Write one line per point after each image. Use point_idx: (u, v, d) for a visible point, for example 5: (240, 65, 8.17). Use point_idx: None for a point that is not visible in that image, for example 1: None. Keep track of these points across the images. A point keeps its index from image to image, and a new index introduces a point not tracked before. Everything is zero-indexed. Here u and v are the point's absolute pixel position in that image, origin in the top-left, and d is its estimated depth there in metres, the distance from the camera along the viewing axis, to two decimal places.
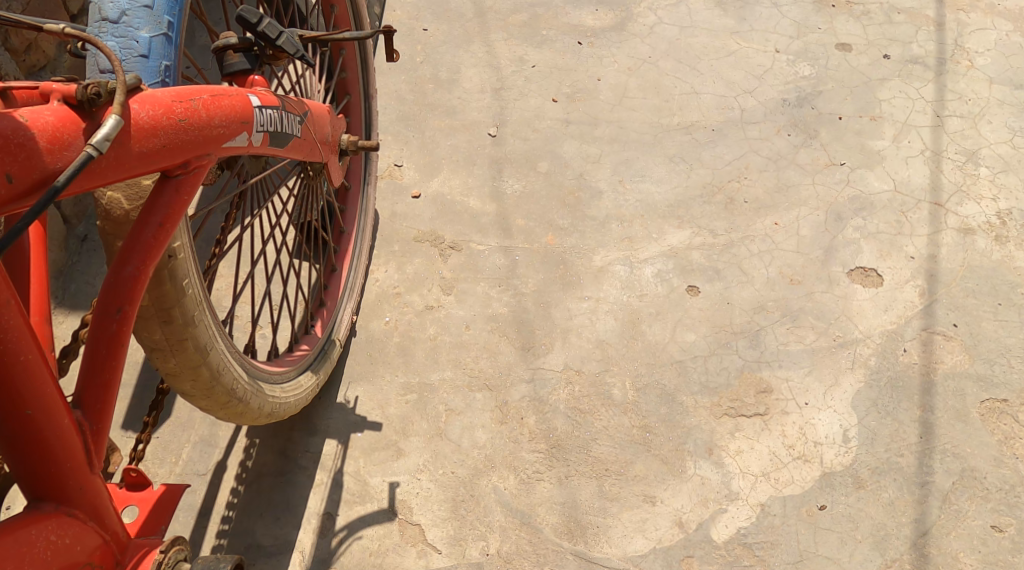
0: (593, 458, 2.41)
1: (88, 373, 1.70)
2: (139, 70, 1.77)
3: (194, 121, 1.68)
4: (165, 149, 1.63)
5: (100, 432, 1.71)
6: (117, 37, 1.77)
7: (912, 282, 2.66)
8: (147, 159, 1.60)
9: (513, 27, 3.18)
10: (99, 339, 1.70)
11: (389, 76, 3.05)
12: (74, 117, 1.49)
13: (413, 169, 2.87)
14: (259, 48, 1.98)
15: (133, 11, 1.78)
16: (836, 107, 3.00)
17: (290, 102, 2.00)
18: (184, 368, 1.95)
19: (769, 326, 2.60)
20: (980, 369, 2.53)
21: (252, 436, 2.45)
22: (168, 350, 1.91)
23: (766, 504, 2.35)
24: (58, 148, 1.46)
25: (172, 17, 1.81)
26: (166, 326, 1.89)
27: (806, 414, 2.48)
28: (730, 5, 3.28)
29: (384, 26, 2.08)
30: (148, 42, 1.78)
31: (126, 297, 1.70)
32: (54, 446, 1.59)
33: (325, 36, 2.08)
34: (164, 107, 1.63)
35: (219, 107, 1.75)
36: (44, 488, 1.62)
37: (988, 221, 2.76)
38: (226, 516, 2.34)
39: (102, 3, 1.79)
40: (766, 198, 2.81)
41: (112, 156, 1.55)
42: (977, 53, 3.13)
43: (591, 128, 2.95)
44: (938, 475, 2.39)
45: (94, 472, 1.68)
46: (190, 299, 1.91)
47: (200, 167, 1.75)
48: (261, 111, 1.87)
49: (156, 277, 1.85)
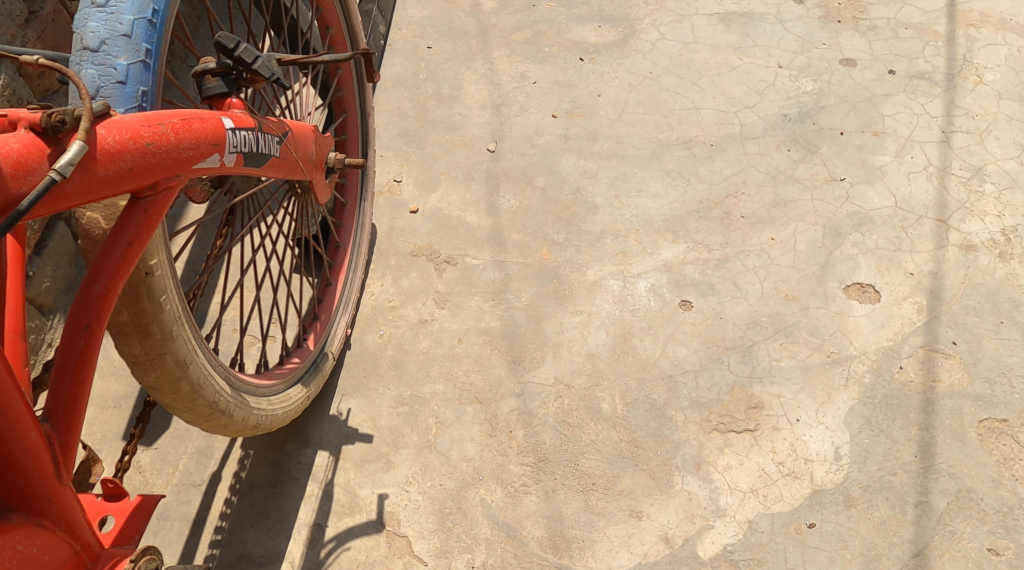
0: (580, 472, 2.40)
1: (57, 384, 1.70)
2: (116, 97, 1.77)
3: (162, 145, 1.70)
4: (132, 173, 1.65)
5: (69, 445, 1.70)
6: (96, 65, 1.77)
7: (910, 298, 2.62)
8: (113, 182, 1.63)
9: (517, 44, 3.21)
10: (68, 355, 1.70)
11: (392, 93, 3.08)
12: (40, 144, 1.52)
13: (412, 184, 2.89)
14: (237, 73, 1.98)
15: (113, 39, 1.78)
16: (839, 122, 2.97)
17: (267, 123, 2.00)
18: (165, 382, 1.95)
19: (761, 342, 2.57)
20: (980, 388, 2.47)
21: (246, 447, 2.47)
22: (147, 363, 1.91)
23: (754, 521, 2.32)
24: (23, 173, 1.49)
25: (150, 45, 1.81)
26: (145, 341, 1.89)
27: (797, 430, 2.44)
28: (733, 20, 3.27)
29: (361, 50, 2.13)
30: (125, 69, 1.78)
31: (94, 314, 1.71)
32: (21, 458, 1.60)
33: (303, 58, 2.10)
34: (132, 131, 1.65)
35: (190, 129, 1.76)
36: (15, 500, 1.62)
37: (992, 237, 2.71)
38: (219, 527, 2.35)
39: (83, 31, 1.78)
40: (763, 213, 2.79)
41: (78, 180, 1.57)
42: (986, 68, 3.09)
43: (590, 143, 2.95)
44: (933, 495, 2.33)
45: (63, 482, 1.67)
46: (168, 314, 1.92)
47: (169, 189, 1.77)
48: (234, 133, 1.88)
49: (134, 294, 1.86)
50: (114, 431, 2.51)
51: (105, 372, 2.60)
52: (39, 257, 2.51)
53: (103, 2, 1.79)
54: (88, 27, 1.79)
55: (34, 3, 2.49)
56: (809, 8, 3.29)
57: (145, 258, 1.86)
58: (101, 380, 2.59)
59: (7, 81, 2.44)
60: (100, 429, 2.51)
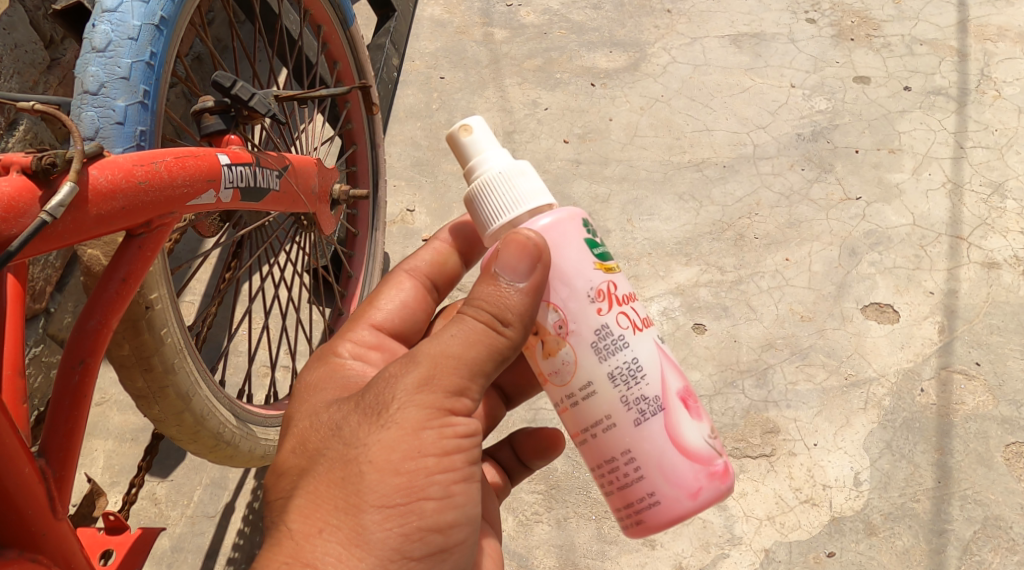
0: (593, 499, 2.33)
1: (52, 419, 1.61)
2: (115, 138, 1.71)
3: (156, 183, 1.62)
4: (125, 212, 1.58)
5: (64, 480, 1.62)
6: (95, 107, 1.71)
7: (930, 318, 2.55)
8: (105, 222, 1.56)
9: (528, 71, 3.19)
10: (62, 392, 1.62)
11: (405, 123, 3.06)
12: (30, 186, 1.46)
13: (425, 213, 2.85)
14: (236, 109, 1.91)
15: (111, 82, 1.72)
16: (853, 140, 2.93)
17: (265, 157, 1.91)
18: (168, 415, 1.86)
19: (777, 364, 2.51)
20: (1005, 411, 2.39)
21: (260, 478, 2.39)
22: (151, 397, 1.82)
23: (770, 550, 2.25)
24: (13, 216, 1.43)
25: (148, 86, 1.75)
26: (147, 373, 1.80)
27: (815, 455, 2.37)
28: (745, 42, 3.23)
29: (358, 82, 2.06)
30: (124, 110, 1.72)
31: (88, 350, 1.63)
32: (16, 494, 1.50)
33: (302, 93, 2.00)
34: (124, 171, 1.58)
35: (184, 167, 1.68)
36: (8, 537, 1.52)
37: (1014, 255, 2.65)
38: (232, 558, 2.28)
39: (82, 76, 1.71)
40: (777, 233, 2.75)
41: (68, 220, 1.51)
42: (1003, 83, 3.03)
43: (602, 168, 2.93)
44: (957, 523, 2.25)
45: (60, 518, 1.58)
46: (170, 347, 1.83)
47: (164, 225, 1.68)
48: (230, 169, 1.79)
49: (134, 328, 1.76)
50: (132, 464, 2.39)
51: (125, 405, 2.49)
52: (61, 294, 2.39)
53: (102, 46, 1.72)
54: (87, 71, 1.71)
55: (55, 51, 2.42)
56: (821, 27, 3.25)
57: (145, 290, 1.76)
58: (120, 413, 2.48)
59: (29, 125, 2.27)
60: (118, 461, 2.40)
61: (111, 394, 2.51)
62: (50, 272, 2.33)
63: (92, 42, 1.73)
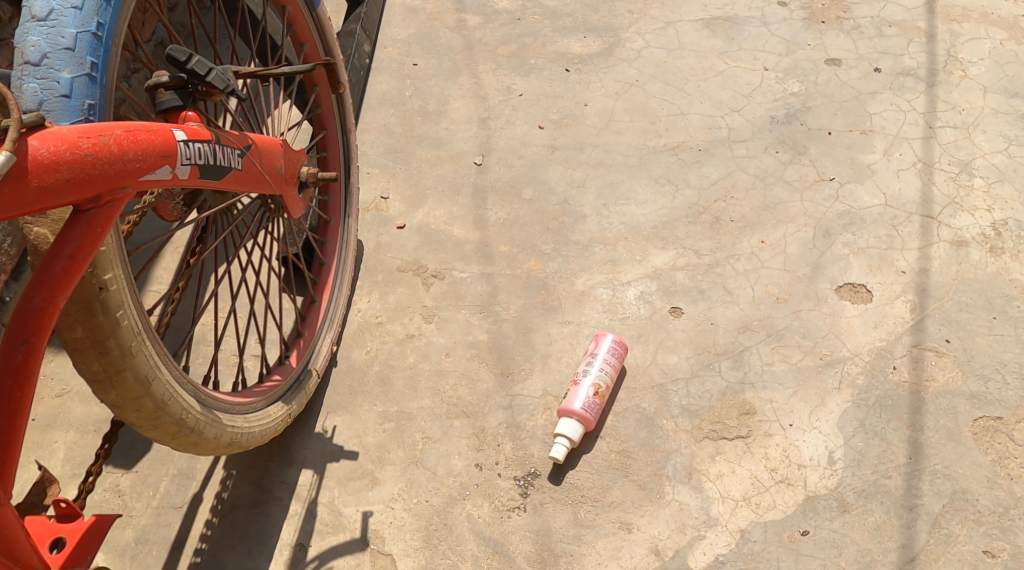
0: (570, 484, 2.33)
1: None
2: (60, 111, 1.68)
3: (104, 156, 1.61)
4: (70, 184, 1.56)
5: (7, 463, 1.60)
6: (37, 79, 1.68)
7: (903, 298, 2.55)
8: (48, 194, 1.54)
9: (502, 57, 3.18)
10: (4, 372, 1.59)
11: (378, 110, 3.06)
12: None
13: (399, 201, 2.84)
14: (192, 85, 1.89)
15: (54, 53, 1.69)
16: (826, 122, 2.92)
17: (226, 135, 1.90)
18: (126, 400, 1.83)
19: (752, 346, 2.50)
20: (974, 386, 2.39)
21: (229, 467, 2.38)
22: (107, 381, 1.80)
23: (746, 530, 2.24)
24: None
25: (96, 58, 1.72)
26: (103, 357, 1.78)
27: (790, 435, 2.36)
28: (718, 26, 3.23)
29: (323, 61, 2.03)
30: (69, 82, 1.69)
31: (33, 329, 1.60)
32: None
33: (262, 71, 1.98)
34: (69, 142, 1.57)
35: (135, 141, 1.67)
36: None
37: (983, 233, 2.65)
38: (199, 549, 2.27)
39: (23, 46, 1.70)
40: (752, 215, 2.74)
41: (6, 191, 1.49)
42: (970, 63, 3.03)
43: (577, 153, 2.92)
44: (927, 498, 2.25)
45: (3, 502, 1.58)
46: (126, 329, 1.81)
47: (115, 201, 1.66)
48: (187, 145, 1.78)
49: (87, 309, 1.75)
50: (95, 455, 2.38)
51: (88, 396, 2.47)
52: (17, 282, 2.38)
53: (43, 16, 1.70)
54: (29, 41, 1.70)
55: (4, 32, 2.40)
56: (793, 10, 3.25)
57: (98, 270, 1.75)
58: (83, 404, 2.47)
59: None
60: (79, 453, 2.38)
61: (74, 386, 2.49)
62: (4, 259, 2.31)
63: (33, 11, 1.71)
